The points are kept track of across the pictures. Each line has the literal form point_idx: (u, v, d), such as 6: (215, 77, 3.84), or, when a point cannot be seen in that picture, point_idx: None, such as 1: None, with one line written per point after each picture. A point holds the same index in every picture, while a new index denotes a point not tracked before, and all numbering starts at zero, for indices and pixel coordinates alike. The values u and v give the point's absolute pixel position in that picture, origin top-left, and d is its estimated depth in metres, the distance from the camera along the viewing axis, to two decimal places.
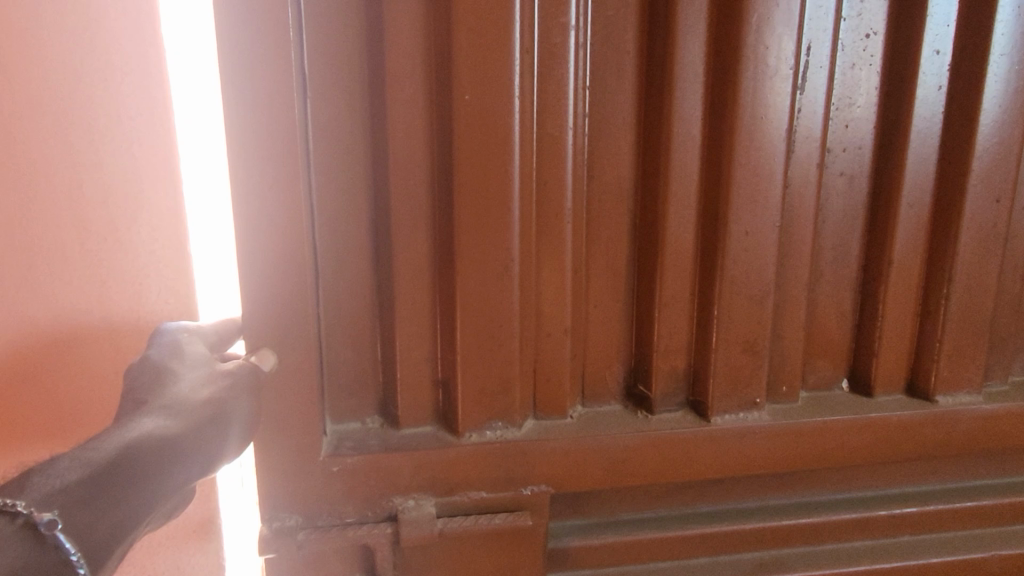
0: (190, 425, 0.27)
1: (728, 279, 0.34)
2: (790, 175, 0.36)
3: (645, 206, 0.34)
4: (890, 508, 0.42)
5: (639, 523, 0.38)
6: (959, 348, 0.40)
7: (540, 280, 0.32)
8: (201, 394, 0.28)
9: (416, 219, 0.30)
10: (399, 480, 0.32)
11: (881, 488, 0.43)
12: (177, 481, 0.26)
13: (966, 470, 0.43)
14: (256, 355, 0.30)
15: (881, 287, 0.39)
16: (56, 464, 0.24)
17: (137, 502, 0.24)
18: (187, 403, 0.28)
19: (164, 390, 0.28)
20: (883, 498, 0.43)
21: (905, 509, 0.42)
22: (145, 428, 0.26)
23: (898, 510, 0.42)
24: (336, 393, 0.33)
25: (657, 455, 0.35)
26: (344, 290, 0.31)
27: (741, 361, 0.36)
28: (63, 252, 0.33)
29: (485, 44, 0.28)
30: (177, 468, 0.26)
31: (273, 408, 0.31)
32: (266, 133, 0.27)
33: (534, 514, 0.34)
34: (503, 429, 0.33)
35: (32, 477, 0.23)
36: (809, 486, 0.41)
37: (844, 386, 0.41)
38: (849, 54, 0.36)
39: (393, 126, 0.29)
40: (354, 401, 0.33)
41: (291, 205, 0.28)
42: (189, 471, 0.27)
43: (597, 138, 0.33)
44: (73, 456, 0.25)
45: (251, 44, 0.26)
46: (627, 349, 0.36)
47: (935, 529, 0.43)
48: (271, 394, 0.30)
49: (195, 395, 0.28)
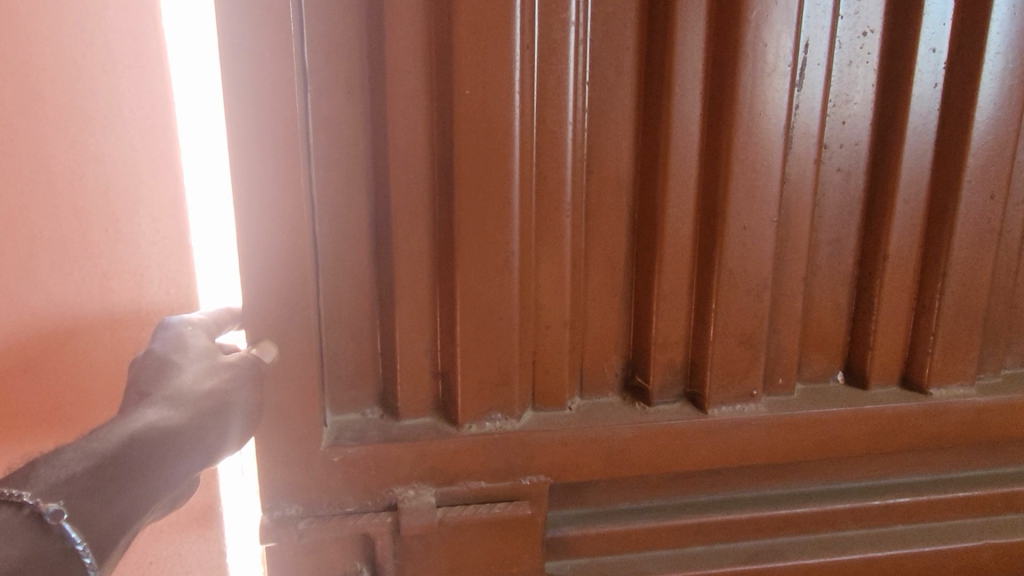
0: (192, 416, 0.27)
1: (726, 273, 0.35)
2: (789, 169, 0.36)
3: (644, 200, 0.34)
4: (884, 498, 0.42)
5: (636, 513, 0.39)
6: (953, 342, 0.40)
7: (538, 274, 0.32)
8: (202, 386, 0.29)
9: (414, 215, 0.30)
10: (399, 470, 0.32)
11: (874, 478, 0.43)
12: (179, 472, 0.26)
13: (957, 461, 0.44)
14: (257, 347, 0.30)
15: (876, 281, 0.39)
16: (61, 455, 0.25)
17: (140, 493, 0.25)
18: (188, 395, 0.28)
19: (167, 382, 0.29)
20: (876, 488, 0.43)
21: (898, 499, 0.42)
22: (147, 419, 0.27)
23: (891, 500, 0.42)
24: (335, 385, 0.33)
25: (655, 446, 0.36)
26: (343, 283, 0.32)
27: (738, 354, 0.36)
28: (64, 244, 0.33)
29: (486, 39, 0.28)
30: (178, 460, 0.27)
31: (274, 400, 0.31)
32: (267, 128, 0.27)
33: (533, 504, 0.34)
34: (502, 421, 0.33)
35: (37, 468, 0.24)
36: (803, 477, 0.42)
37: (840, 378, 0.42)
38: (847, 51, 0.36)
39: (392, 122, 0.29)
40: (354, 393, 0.33)
41: (290, 202, 0.28)
42: (190, 462, 0.27)
43: (596, 132, 0.33)
44: (77, 447, 0.25)
45: (252, 39, 0.26)
46: (625, 342, 0.37)
47: (928, 519, 0.43)
48: (272, 386, 0.31)
49: (197, 386, 0.29)
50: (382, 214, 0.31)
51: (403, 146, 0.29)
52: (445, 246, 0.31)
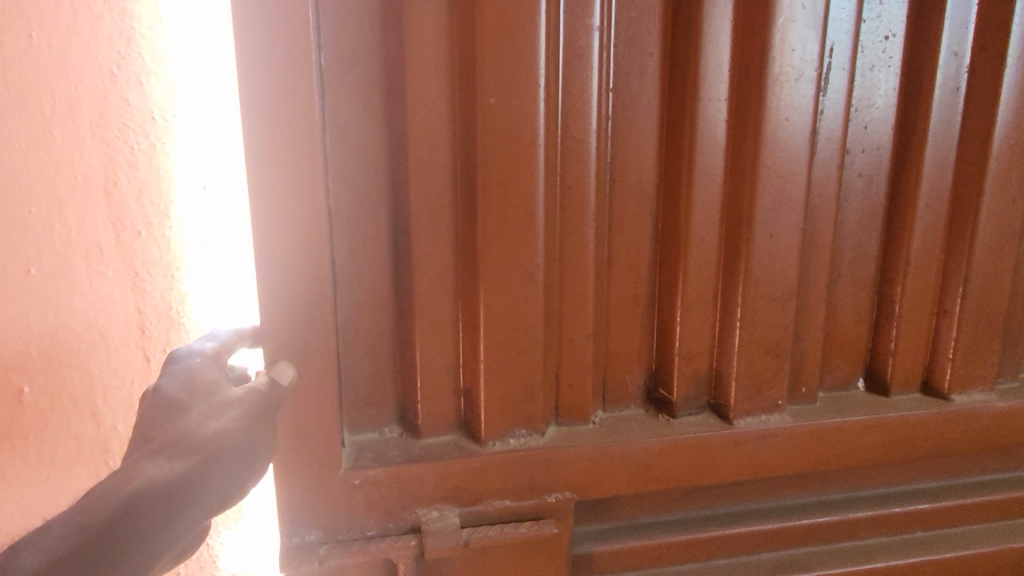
0: (191, 466, 0.28)
1: (752, 282, 0.34)
2: (814, 177, 0.35)
3: (667, 209, 0.33)
4: (904, 505, 0.41)
5: (658, 526, 0.38)
6: (973, 346, 0.39)
7: (561, 285, 0.32)
8: (209, 428, 0.29)
9: (430, 226, 0.30)
10: (422, 491, 0.32)
11: (894, 484, 0.42)
12: (182, 527, 0.27)
13: (975, 464, 0.43)
14: (275, 369, 0.29)
15: (898, 286, 0.38)
16: (51, 528, 0.26)
17: (132, 563, 0.26)
18: (194, 440, 0.29)
19: (175, 425, 0.29)
20: (896, 495, 0.42)
21: (918, 504, 0.41)
22: (149, 473, 0.28)
23: (911, 506, 0.41)
24: (352, 403, 0.32)
25: (681, 459, 0.35)
26: (360, 297, 0.31)
27: (764, 365, 0.35)
28: (98, 247, 0.37)
29: (510, 46, 0.27)
30: (179, 516, 0.27)
31: (293, 421, 0.30)
32: (290, 140, 0.27)
33: (560, 522, 0.33)
34: (527, 437, 0.33)
35: (22, 550, 0.25)
36: (823, 485, 0.40)
37: (860, 385, 0.41)
38: (869, 55, 0.35)
39: (413, 130, 0.28)
40: (372, 411, 0.33)
41: (307, 214, 0.28)
42: (195, 514, 0.28)
43: (620, 140, 0.32)
44: (66, 520, 0.26)
45: (275, 50, 0.26)
46: (648, 354, 0.36)
47: (948, 525, 0.42)
48: (290, 407, 0.30)
49: (205, 428, 0.29)
50: (399, 224, 0.30)
51: (422, 154, 0.29)
52: (465, 258, 0.30)
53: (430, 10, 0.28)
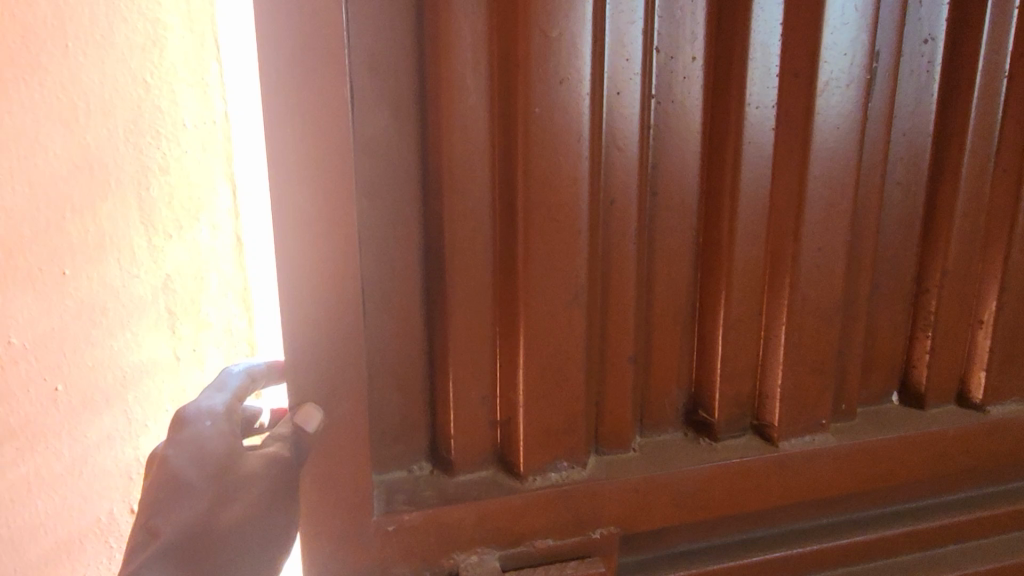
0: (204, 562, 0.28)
1: (799, 298, 0.32)
2: (860, 187, 0.33)
3: (708, 222, 0.32)
4: (941, 518, 0.39)
5: (699, 557, 0.35)
6: (1011, 355, 0.37)
7: (601, 306, 0.30)
8: (222, 519, 0.28)
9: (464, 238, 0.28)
10: (460, 534, 0.30)
11: (929, 497, 0.40)
12: None
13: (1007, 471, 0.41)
14: (300, 410, 0.27)
15: (934, 297, 0.36)
16: None
17: None
18: (207, 531, 0.28)
19: (184, 517, 0.28)
20: (931, 507, 0.40)
21: (955, 516, 0.40)
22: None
23: (949, 519, 0.39)
24: (381, 438, 0.31)
25: (727, 487, 0.33)
26: (387, 321, 0.29)
27: (810, 384, 0.34)
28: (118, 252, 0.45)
29: (552, 51, 0.26)
30: None
31: (321, 468, 0.28)
32: (323, 157, 0.25)
33: (606, 559, 0.31)
34: (569, 469, 0.31)
35: None
36: (861, 505, 0.39)
37: (894, 399, 0.39)
38: (912, 59, 0.33)
39: (449, 143, 0.27)
40: (401, 446, 0.31)
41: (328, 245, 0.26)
42: None
43: (661, 153, 0.30)
44: None
45: (303, 62, 0.24)
46: (686, 377, 0.34)
47: (984, 535, 0.40)
48: (319, 452, 0.27)
49: (217, 519, 0.28)
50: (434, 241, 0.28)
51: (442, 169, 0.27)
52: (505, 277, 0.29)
53: (469, 17, 0.26)
